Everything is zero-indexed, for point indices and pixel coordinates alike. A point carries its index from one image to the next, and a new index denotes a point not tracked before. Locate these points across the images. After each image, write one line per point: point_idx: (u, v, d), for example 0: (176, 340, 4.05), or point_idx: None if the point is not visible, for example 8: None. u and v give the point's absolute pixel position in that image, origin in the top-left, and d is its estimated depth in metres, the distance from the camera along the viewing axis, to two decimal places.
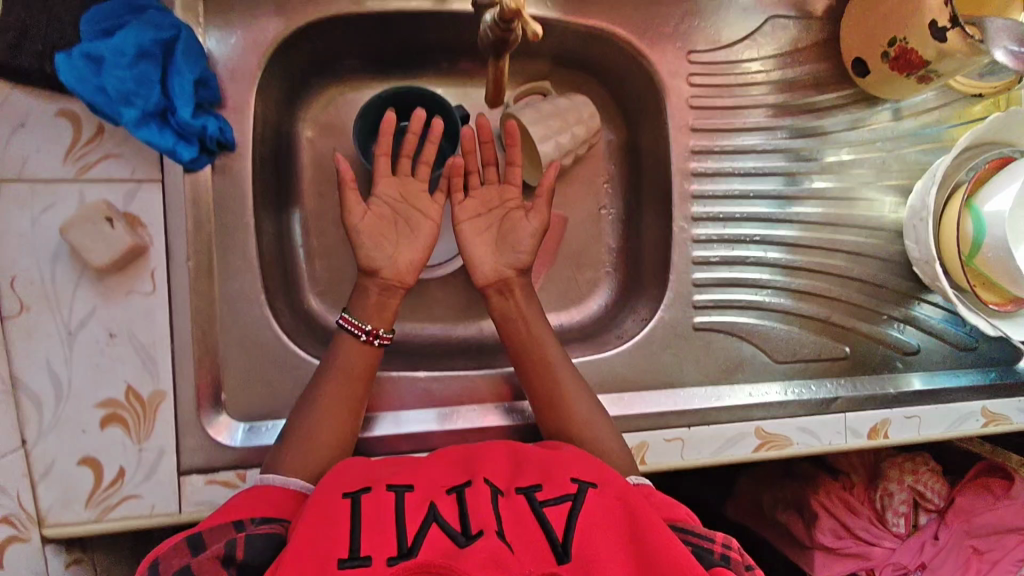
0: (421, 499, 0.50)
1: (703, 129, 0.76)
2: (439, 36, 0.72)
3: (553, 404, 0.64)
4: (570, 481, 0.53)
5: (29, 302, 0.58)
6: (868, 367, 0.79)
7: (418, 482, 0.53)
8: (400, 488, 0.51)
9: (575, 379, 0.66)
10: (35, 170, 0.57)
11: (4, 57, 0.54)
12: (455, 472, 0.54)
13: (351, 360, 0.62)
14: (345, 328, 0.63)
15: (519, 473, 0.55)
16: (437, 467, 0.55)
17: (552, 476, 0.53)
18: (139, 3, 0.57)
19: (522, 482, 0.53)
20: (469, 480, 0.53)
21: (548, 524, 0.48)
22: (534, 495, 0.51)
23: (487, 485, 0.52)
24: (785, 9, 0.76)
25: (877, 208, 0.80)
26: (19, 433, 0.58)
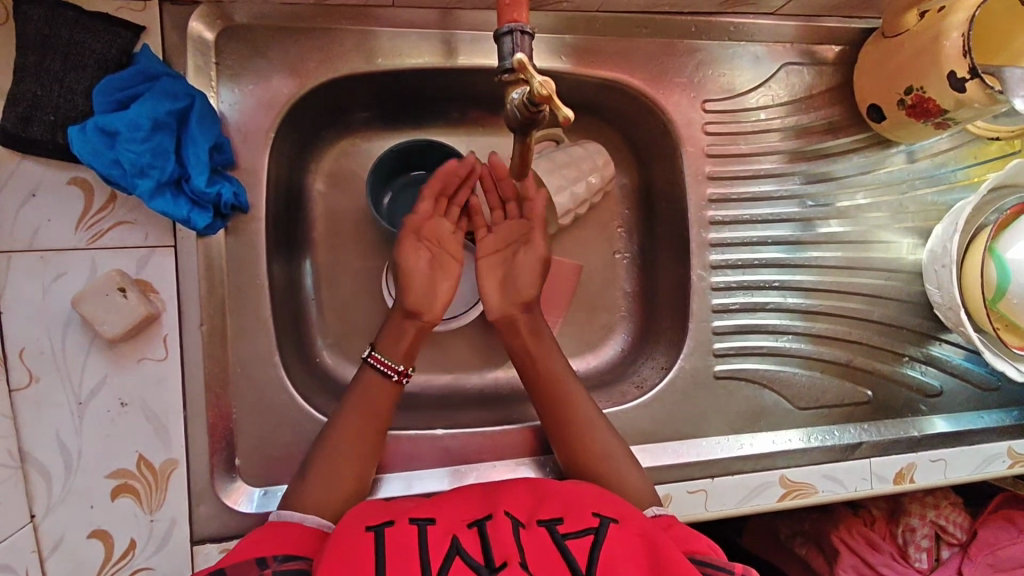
0: (443, 532, 0.49)
1: (719, 176, 0.75)
2: (452, 88, 0.72)
3: (566, 421, 0.63)
4: (591, 515, 0.52)
5: (39, 372, 0.55)
6: (892, 411, 0.78)
7: (439, 515, 0.52)
8: (421, 523, 0.50)
9: (587, 398, 0.65)
10: (46, 240, 0.55)
11: (15, 129, 0.53)
12: (477, 507, 0.53)
13: (375, 395, 0.61)
14: (375, 366, 0.61)
15: (540, 506, 0.53)
16: (457, 504, 0.54)
17: (573, 512, 0.52)
18: (152, 71, 0.56)
19: (543, 515, 0.52)
20: (489, 514, 0.51)
21: (571, 555, 0.47)
22: (555, 527, 0.50)
23: (509, 518, 0.50)
24: (797, 57, 0.75)
25: (895, 251, 0.79)
26: (26, 508, 0.54)
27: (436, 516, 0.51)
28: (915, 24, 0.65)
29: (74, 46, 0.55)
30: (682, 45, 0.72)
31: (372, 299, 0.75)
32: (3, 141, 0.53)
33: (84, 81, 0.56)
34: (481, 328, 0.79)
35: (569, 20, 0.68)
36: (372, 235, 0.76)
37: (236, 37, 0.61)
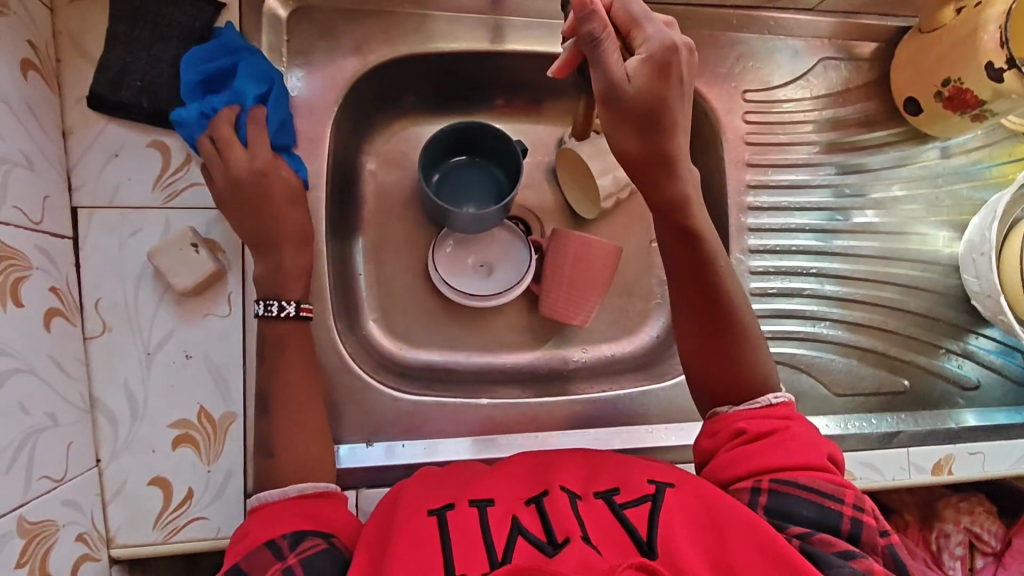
0: (502, 511, 0.50)
1: (758, 165, 0.78)
2: (502, 74, 0.75)
3: (715, 317, 0.60)
4: (647, 483, 0.53)
5: (112, 322, 0.58)
6: (928, 401, 0.78)
7: (496, 494, 0.52)
8: (481, 504, 0.50)
9: (747, 307, 0.61)
10: (127, 197, 0.59)
11: (106, 92, 0.57)
12: (531, 483, 0.54)
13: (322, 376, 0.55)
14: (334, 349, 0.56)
15: (595, 478, 0.54)
16: (507, 477, 0.55)
17: (629, 482, 0.53)
18: (234, 46, 0.60)
19: (598, 486, 0.53)
20: (545, 489, 0.52)
21: (631, 525, 0.48)
22: (613, 498, 0.51)
23: (565, 493, 0.51)
24: (834, 52, 0.78)
25: (930, 243, 0.80)
26: (94, 451, 0.57)
27: (494, 495, 0.52)
28: (953, 18, 0.68)
29: (162, 18, 0.59)
30: (723, 38, 0.75)
31: (417, 276, 0.78)
32: (94, 104, 0.58)
33: (170, 51, 0.59)
34: (525, 308, 0.81)
35: None
36: (420, 215, 0.79)
37: (307, 18, 0.66)
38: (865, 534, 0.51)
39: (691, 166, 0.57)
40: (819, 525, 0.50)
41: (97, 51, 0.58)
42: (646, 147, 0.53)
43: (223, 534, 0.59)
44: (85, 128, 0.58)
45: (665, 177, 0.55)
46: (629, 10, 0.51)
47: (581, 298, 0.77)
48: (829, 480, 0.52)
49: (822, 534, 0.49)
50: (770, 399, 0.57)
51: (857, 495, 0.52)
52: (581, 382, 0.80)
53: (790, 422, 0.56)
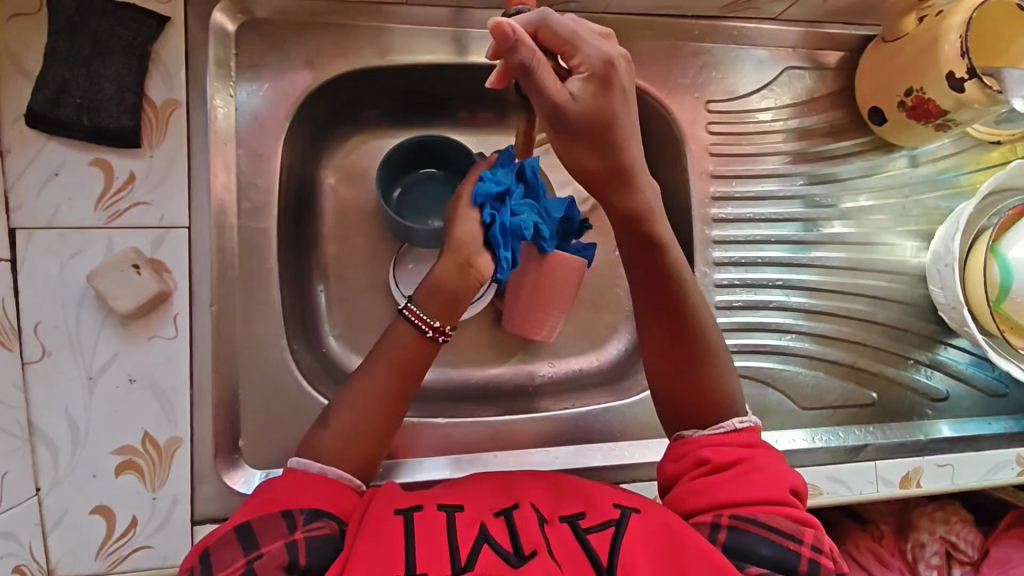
0: (470, 518, 0.49)
1: (723, 176, 0.77)
2: (462, 86, 0.74)
3: (678, 322, 0.59)
4: (612, 508, 0.52)
5: (52, 346, 0.56)
6: (897, 413, 0.77)
7: (467, 502, 0.52)
8: (450, 509, 0.50)
9: (709, 311, 0.60)
10: (67, 217, 0.57)
11: (44, 110, 0.56)
12: (499, 495, 0.53)
13: (407, 348, 0.58)
14: (412, 320, 0.58)
15: (560, 500, 0.54)
16: (479, 489, 0.54)
17: (594, 505, 0.53)
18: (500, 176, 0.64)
19: (564, 509, 0.52)
20: (515, 504, 0.52)
21: (592, 548, 0.47)
22: (577, 522, 0.50)
23: (532, 511, 0.51)
24: (800, 61, 0.77)
25: (898, 253, 0.80)
26: (32, 481, 0.55)
27: (464, 503, 0.51)
28: (915, 28, 0.67)
29: (102, 33, 0.58)
30: (687, 47, 0.74)
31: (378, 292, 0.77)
32: (32, 122, 0.56)
33: (111, 66, 0.58)
34: (491, 325, 0.80)
35: None
36: (381, 229, 0.77)
37: (256, 31, 0.64)
38: None
39: (649, 178, 0.56)
40: (776, 565, 0.48)
41: (35, 67, 0.56)
42: (606, 164, 0.53)
43: (168, 563, 0.58)
44: (23, 147, 0.56)
45: (621, 189, 0.55)
46: (555, 30, 0.48)
47: (542, 317, 0.74)
48: (790, 518, 0.51)
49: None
50: (737, 424, 0.57)
51: (818, 537, 0.50)
52: (546, 397, 0.78)
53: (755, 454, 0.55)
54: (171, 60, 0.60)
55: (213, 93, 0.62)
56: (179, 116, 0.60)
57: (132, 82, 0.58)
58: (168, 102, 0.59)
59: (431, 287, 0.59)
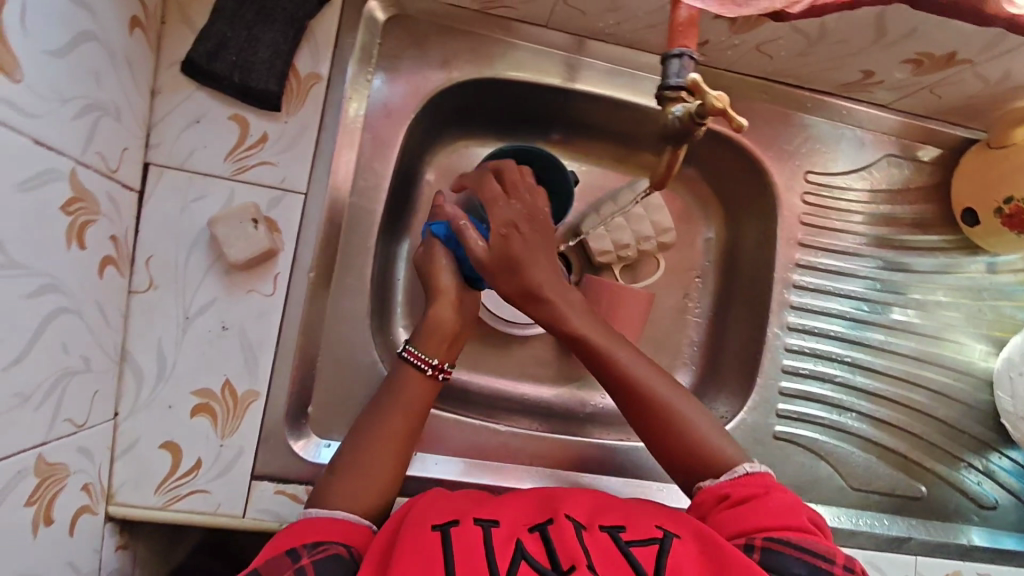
0: (507, 535, 0.49)
1: (809, 245, 0.78)
2: (574, 112, 0.77)
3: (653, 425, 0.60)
4: (654, 527, 0.52)
5: (159, 281, 0.59)
6: (943, 513, 0.76)
7: (503, 517, 0.51)
8: (487, 524, 0.50)
9: (644, 363, 0.61)
10: (198, 162, 0.60)
11: (202, 61, 0.59)
12: (535, 511, 0.53)
13: (416, 396, 0.60)
14: (412, 361, 0.61)
15: (601, 514, 0.54)
16: (514, 506, 0.54)
17: (636, 521, 0.52)
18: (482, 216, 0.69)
19: (604, 521, 0.52)
20: (551, 517, 0.51)
21: (635, 561, 0.47)
22: (618, 535, 0.50)
23: (570, 522, 0.51)
24: (899, 150, 0.79)
25: (966, 352, 0.80)
26: (113, 405, 0.57)
27: (499, 518, 0.51)
28: None
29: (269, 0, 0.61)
30: (796, 117, 0.76)
31: None
32: (187, 70, 0.60)
33: (268, 32, 0.61)
34: (554, 346, 0.82)
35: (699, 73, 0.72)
36: None
37: (402, 26, 0.67)
38: None
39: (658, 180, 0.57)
40: None
41: (200, 21, 0.60)
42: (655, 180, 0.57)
43: (221, 511, 0.59)
44: (173, 91, 0.60)
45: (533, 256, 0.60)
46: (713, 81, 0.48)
47: None
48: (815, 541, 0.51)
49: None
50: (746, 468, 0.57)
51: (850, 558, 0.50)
52: (595, 426, 0.79)
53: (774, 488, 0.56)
54: (323, 36, 0.63)
55: (352, 76, 0.66)
56: (319, 89, 0.63)
57: (284, 50, 0.61)
58: (311, 75, 0.63)
59: (430, 328, 0.62)
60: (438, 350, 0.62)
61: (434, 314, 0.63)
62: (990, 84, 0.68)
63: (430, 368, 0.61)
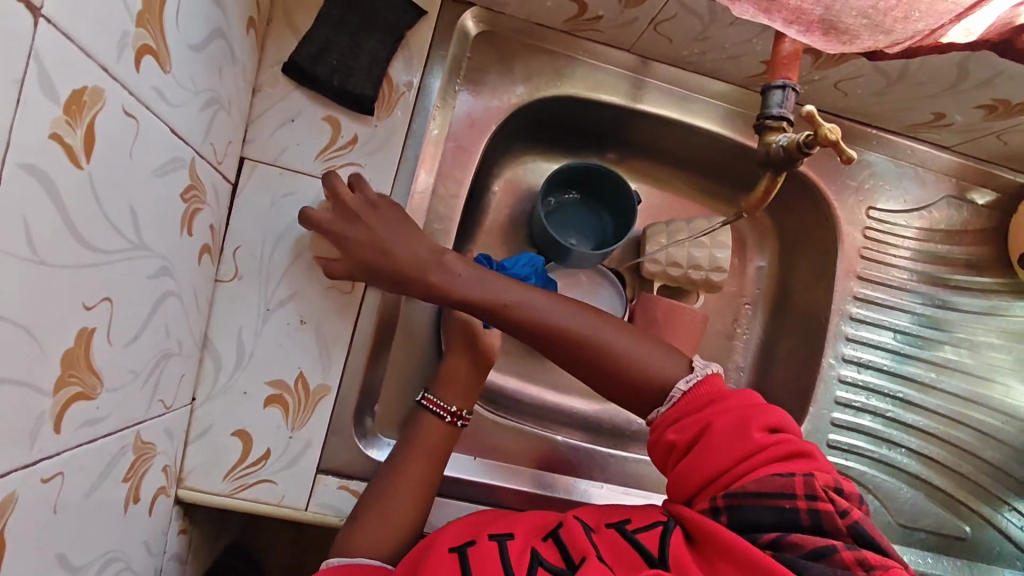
0: (522, 545, 0.50)
1: (867, 279, 0.79)
2: (645, 134, 0.78)
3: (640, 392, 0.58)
4: (659, 515, 0.52)
5: (244, 272, 0.60)
6: (986, 556, 0.77)
7: (517, 531, 0.53)
8: (501, 537, 0.51)
9: (577, 326, 0.59)
10: (290, 160, 0.62)
11: (304, 62, 0.61)
12: (545, 523, 0.54)
13: (434, 444, 0.61)
14: (430, 409, 0.62)
15: (610, 514, 0.54)
16: (530, 519, 0.55)
17: (641, 514, 0.53)
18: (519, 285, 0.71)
19: (611, 519, 0.53)
20: (560, 522, 0.52)
21: (644, 547, 0.48)
22: (624, 526, 0.51)
23: (578, 523, 0.52)
24: (959, 192, 0.81)
25: (1013, 396, 0.81)
26: (193, 389, 0.58)
27: (513, 532, 0.52)
28: None
29: (373, 10, 0.62)
30: (862, 153, 0.77)
31: None
32: (288, 69, 0.61)
33: (370, 40, 0.62)
34: None
35: None
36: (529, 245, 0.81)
37: (491, 41, 0.69)
38: (828, 522, 0.45)
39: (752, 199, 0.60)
40: (782, 526, 0.45)
41: (304, 25, 0.62)
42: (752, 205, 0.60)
43: (285, 502, 0.60)
44: (272, 89, 0.62)
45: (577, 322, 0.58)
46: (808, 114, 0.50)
47: None
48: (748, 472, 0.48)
49: (793, 535, 0.45)
50: (681, 388, 0.56)
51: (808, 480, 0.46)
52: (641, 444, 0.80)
53: (712, 414, 0.53)
54: (418, 45, 0.65)
55: (440, 85, 0.67)
56: (409, 97, 0.65)
57: (383, 57, 0.63)
58: (404, 83, 0.64)
59: (445, 379, 0.64)
60: (455, 399, 0.64)
61: (448, 365, 0.65)
62: None
63: (450, 416, 0.62)
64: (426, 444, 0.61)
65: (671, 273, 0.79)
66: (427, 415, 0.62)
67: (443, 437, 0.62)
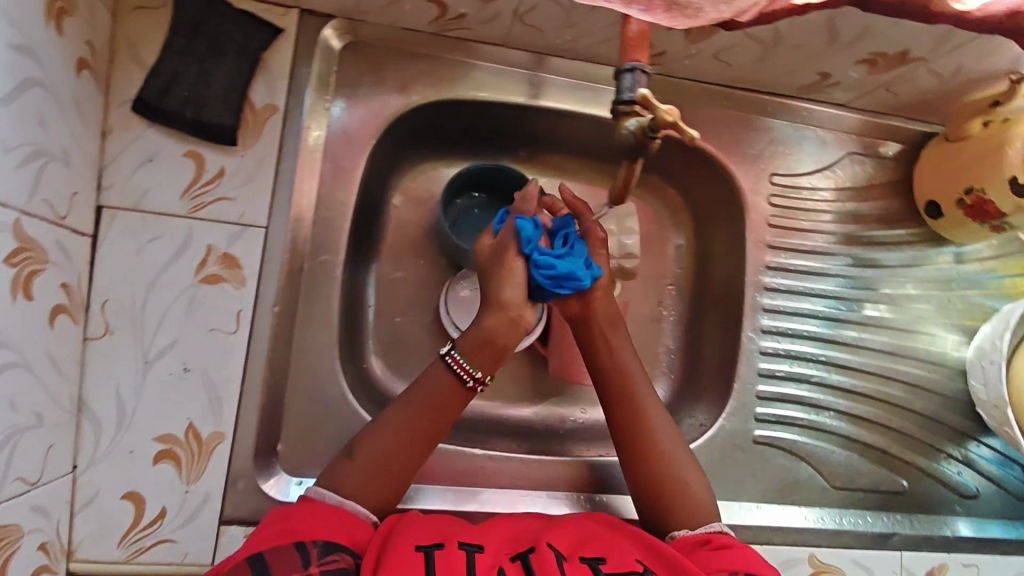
0: (488, 561, 0.50)
1: (778, 247, 0.78)
2: (539, 127, 0.76)
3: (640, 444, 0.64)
4: (636, 561, 0.54)
5: (115, 327, 0.57)
6: (925, 506, 0.77)
7: (486, 544, 0.53)
8: (470, 547, 0.51)
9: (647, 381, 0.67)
10: (152, 203, 0.59)
11: (152, 98, 0.58)
12: (514, 541, 0.54)
13: (439, 396, 0.60)
14: (453, 369, 0.60)
15: (583, 544, 0.55)
16: (498, 534, 0.55)
17: (616, 554, 0.54)
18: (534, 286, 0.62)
19: (586, 552, 0.54)
20: (532, 547, 0.53)
21: None
22: (599, 566, 0.52)
23: (551, 551, 0.52)
24: (861, 148, 0.80)
25: (939, 344, 0.81)
26: (72, 457, 0.55)
27: (482, 544, 0.53)
28: (980, 130, 0.69)
29: (220, 34, 0.59)
30: (758, 121, 0.76)
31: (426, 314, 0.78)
32: (137, 108, 0.58)
33: (221, 66, 0.59)
34: (530, 363, 0.81)
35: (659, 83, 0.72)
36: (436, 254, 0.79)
37: (358, 51, 0.66)
38: None
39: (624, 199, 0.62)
40: None
41: (149, 57, 0.58)
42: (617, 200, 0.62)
43: (188, 560, 0.58)
44: (124, 130, 0.58)
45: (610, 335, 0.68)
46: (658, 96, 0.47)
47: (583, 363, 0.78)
48: None
49: None
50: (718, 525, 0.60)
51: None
52: (575, 441, 0.79)
53: (737, 543, 0.57)
54: (276, 64, 0.62)
55: (310, 105, 0.64)
56: (275, 121, 0.61)
57: (239, 84, 0.60)
58: (266, 106, 0.61)
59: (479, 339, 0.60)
60: (478, 360, 0.60)
61: (485, 324, 0.61)
62: (944, 78, 0.68)
63: (475, 381, 0.61)
64: (432, 401, 0.60)
65: None
66: (445, 372, 0.60)
67: (455, 397, 0.60)
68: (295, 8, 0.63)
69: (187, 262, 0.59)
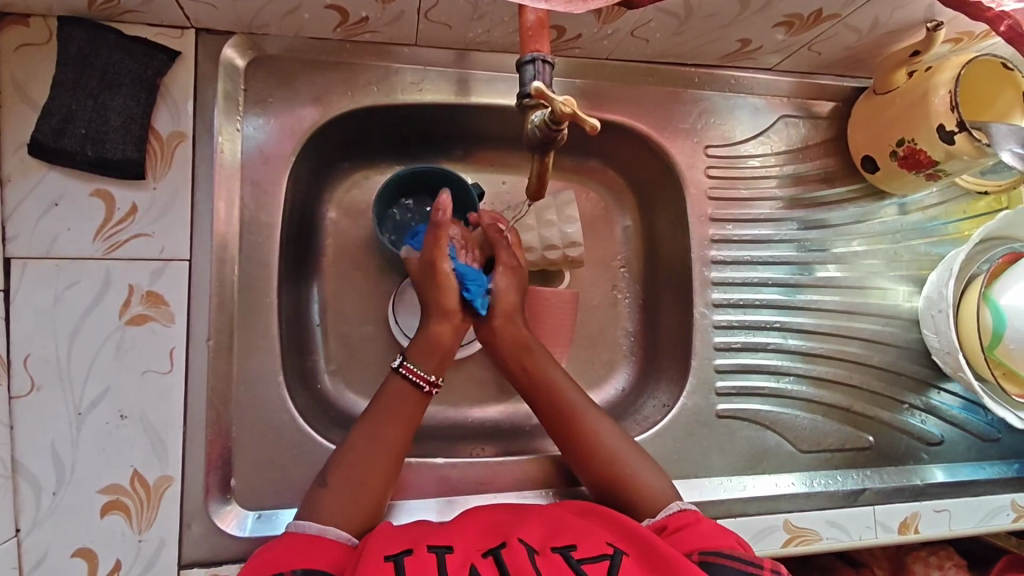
0: (460, 560, 0.49)
1: (721, 220, 0.78)
2: (465, 126, 0.74)
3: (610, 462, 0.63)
4: (605, 544, 0.53)
5: (41, 381, 0.55)
6: (893, 458, 0.77)
7: (455, 543, 0.52)
8: (440, 550, 0.50)
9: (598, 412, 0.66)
10: (64, 248, 0.56)
11: (47, 140, 0.55)
12: (488, 534, 0.53)
13: (406, 407, 0.61)
14: (410, 377, 0.62)
15: (553, 534, 0.53)
16: (469, 530, 0.54)
17: (587, 539, 0.53)
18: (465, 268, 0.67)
19: (557, 541, 0.52)
20: (504, 542, 0.52)
21: None
22: (569, 554, 0.50)
23: (523, 546, 0.51)
24: (794, 110, 0.80)
25: (890, 297, 0.81)
26: (12, 521, 0.53)
27: (452, 544, 0.52)
28: (904, 81, 0.70)
29: (111, 64, 0.58)
30: (686, 94, 0.76)
31: (376, 327, 0.75)
32: (35, 152, 0.55)
33: (117, 98, 0.58)
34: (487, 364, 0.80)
35: (581, 66, 0.72)
36: (378, 264, 0.77)
37: (265, 67, 0.64)
38: None
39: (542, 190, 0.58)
40: None
41: (40, 96, 0.56)
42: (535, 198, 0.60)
43: None
44: (23, 176, 0.55)
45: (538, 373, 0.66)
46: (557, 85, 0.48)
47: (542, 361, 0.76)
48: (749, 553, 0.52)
49: None
50: (679, 504, 0.59)
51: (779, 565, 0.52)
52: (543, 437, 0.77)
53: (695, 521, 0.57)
54: (179, 90, 0.60)
55: (219, 127, 0.62)
56: (184, 148, 0.60)
57: (138, 113, 0.58)
58: (174, 134, 0.60)
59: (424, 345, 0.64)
60: (432, 365, 0.63)
61: (433, 331, 0.64)
62: (862, 33, 0.68)
63: (430, 386, 0.63)
64: (399, 408, 0.61)
65: (528, 260, 0.76)
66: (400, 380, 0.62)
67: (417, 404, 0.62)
68: (191, 29, 0.61)
69: (109, 306, 0.57)
